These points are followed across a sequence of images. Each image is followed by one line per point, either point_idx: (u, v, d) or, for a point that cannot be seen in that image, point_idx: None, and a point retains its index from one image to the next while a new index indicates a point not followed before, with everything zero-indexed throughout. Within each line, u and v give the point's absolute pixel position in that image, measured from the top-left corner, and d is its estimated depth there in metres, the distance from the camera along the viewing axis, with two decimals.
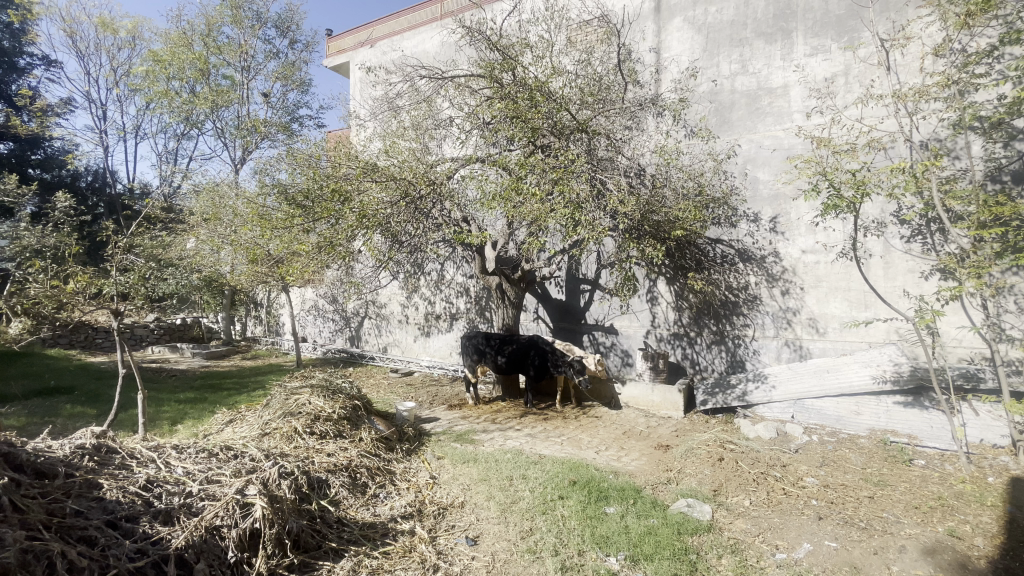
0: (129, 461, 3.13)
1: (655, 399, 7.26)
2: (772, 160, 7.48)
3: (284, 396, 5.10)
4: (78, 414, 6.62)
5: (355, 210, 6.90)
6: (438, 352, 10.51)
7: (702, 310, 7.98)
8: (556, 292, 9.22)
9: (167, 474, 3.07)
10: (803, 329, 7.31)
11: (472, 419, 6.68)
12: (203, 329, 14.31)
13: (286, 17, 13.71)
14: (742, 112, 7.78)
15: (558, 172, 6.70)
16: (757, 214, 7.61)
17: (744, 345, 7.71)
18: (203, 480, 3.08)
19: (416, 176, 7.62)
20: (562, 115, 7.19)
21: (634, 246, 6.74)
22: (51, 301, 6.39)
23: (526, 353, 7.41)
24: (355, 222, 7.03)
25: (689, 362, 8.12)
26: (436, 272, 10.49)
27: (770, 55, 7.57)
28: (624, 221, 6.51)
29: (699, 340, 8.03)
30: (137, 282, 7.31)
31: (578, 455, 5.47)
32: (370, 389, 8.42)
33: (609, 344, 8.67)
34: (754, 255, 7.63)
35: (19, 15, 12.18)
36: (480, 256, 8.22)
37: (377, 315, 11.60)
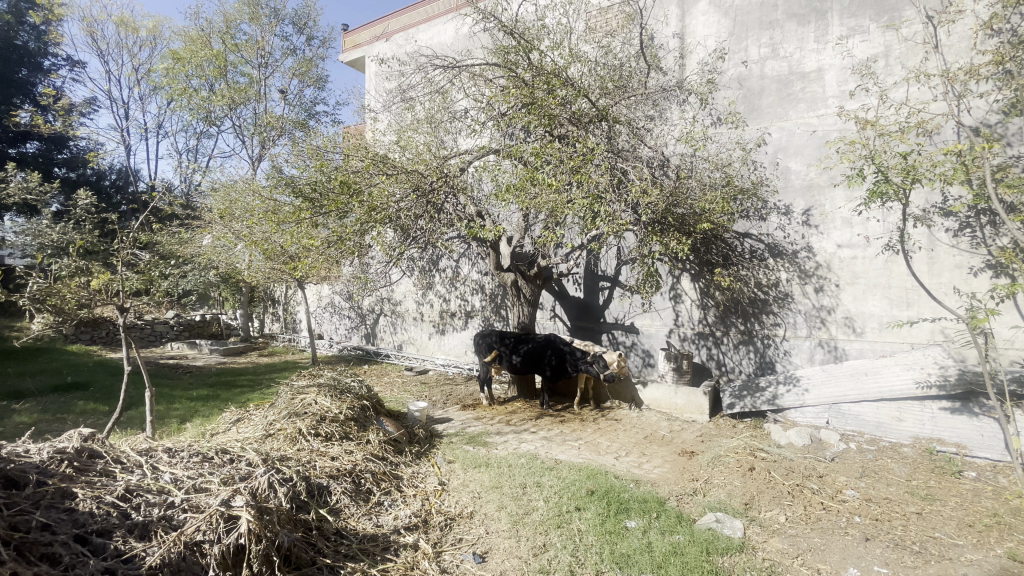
0: (112, 468, 2.97)
1: (679, 402, 6.90)
2: (805, 149, 7.02)
3: (290, 395, 4.90)
4: (90, 411, 6.59)
5: (364, 203, 6.82)
6: (452, 351, 10.30)
7: (729, 308, 7.55)
8: (575, 289, 8.89)
9: (150, 482, 2.90)
10: (838, 328, 6.85)
11: (485, 420, 6.42)
12: (222, 325, 14.31)
13: (303, 13, 13.62)
14: (772, 99, 7.33)
15: (576, 163, 6.39)
16: (789, 207, 7.16)
17: (774, 345, 7.28)
18: (188, 489, 2.91)
19: (428, 168, 7.53)
20: (579, 103, 6.86)
21: (656, 240, 6.39)
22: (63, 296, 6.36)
23: (542, 353, 7.11)
24: (365, 216, 6.95)
25: (715, 363, 7.70)
26: (451, 268, 10.28)
27: (803, 38, 7.10)
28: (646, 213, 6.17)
29: (726, 340, 7.61)
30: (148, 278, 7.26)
31: (596, 460, 5.16)
32: (383, 388, 8.24)
33: (630, 344, 8.30)
34: (785, 250, 7.18)
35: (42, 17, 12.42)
36: (495, 251, 7.96)
37: (392, 312, 11.45)
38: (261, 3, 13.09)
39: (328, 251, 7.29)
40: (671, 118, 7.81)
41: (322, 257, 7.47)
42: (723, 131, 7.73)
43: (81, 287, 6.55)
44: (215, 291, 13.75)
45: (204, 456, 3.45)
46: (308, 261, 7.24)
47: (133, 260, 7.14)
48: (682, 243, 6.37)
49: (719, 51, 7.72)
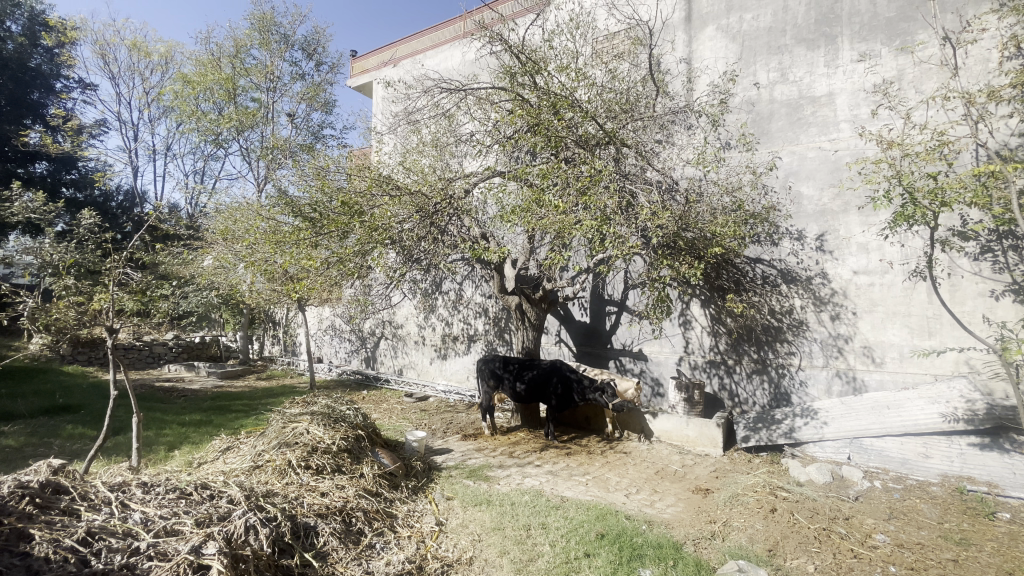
0: (77, 505, 2.73)
1: (691, 434, 6.57)
2: (818, 173, 6.89)
3: (281, 424, 4.64)
4: (77, 436, 6.33)
5: (364, 222, 6.72)
6: (454, 376, 10.01)
7: (741, 335, 7.28)
8: (581, 314, 8.66)
9: (116, 523, 2.66)
10: (856, 358, 6.57)
11: (487, 451, 6.12)
12: (221, 348, 14.12)
13: (312, 39, 13.86)
14: (782, 123, 7.24)
15: (583, 184, 6.26)
16: (801, 232, 6.98)
17: (789, 375, 6.98)
18: (158, 532, 2.67)
19: (433, 190, 7.46)
20: (587, 125, 6.79)
21: (666, 264, 6.20)
22: (54, 316, 6.18)
23: (547, 380, 6.83)
24: (365, 236, 6.84)
25: (727, 393, 7.39)
26: (455, 291, 10.10)
27: (812, 63, 7.05)
28: (655, 236, 6.00)
29: (739, 369, 7.32)
30: (141, 298, 7.07)
31: (605, 498, 4.85)
32: (382, 415, 7.95)
33: (638, 372, 8.01)
34: (799, 276, 6.96)
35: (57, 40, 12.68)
36: (499, 274, 7.77)
37: (393, 335, 11.22)
38: (271, 29, 13.34)
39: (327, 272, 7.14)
40: (678, 141, 7.72)
41: (321, 277, 7.32)
42: (733, 155, 7.62)
43: (73, 307, 6.37)
44: (216, 312, 13.60)
45: (182, 492, 3.19)
46: (308, 283, 7.09)
47: (125, 279, 6.97)
48: (693, 267, 6.17)
49: (727, 76, 7.68)
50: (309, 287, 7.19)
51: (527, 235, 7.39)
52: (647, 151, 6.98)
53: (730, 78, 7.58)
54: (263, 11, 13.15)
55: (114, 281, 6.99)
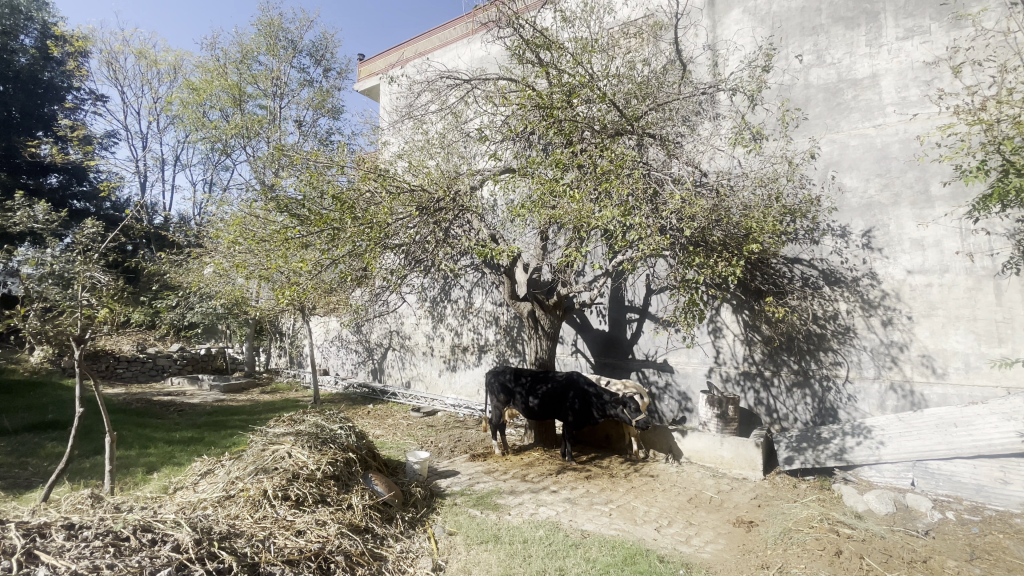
0: None
1: (726, 455, 5.89)
2: (863, 162, 6.20)
3: (261, 447, 4.09)
4: (55, 455, 5.87)
5: (352, 218, 6.17)
6: (464, 389, 9.40)
7: (778, 343, 6.53)
8: (599, 321, 7.97)
9: None
10: (913, 369, 5.80)
11: (498, 475, 5.48)
12: (227, 360, 13.71)
13: (320, 45, 13.62)
14: (819, 109, 6.56)
15: (600, 175, 5.67)
16: (845, 228, 6.27)
17: (835, 388, 6.22)
18: None
19: (438, 185, 6.97)
20: (604, 114, 6.24)
21: (697, 264, 5.55)
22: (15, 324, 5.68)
23: (563, 395, 6.16)
24: (355, 234, 6.34)
25: (765, 408, 6.63)
26: (464, 299, 9.54)
27: (852, 42, 6.40)
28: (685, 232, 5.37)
29: (777, 381, 6.57)
30: (111, 304, 6.55)
31: (631, 533, 4.18)
32: (386, 432, 7.37)
33: (664, 385, 7.28)
34: (844, 277, 6.23)
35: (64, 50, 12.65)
36: (510, 279, 7.17)
37: (400, 346, 10.67)
38: (278, 34, 13.07)
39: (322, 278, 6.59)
40: (705, 132, 7.06)
41: (314, 282, 6.78)
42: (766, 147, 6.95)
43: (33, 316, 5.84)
44: (222, 323, 13.24)
45: (115, 539, 2.67)
46: (303, 289, 6.52)
47: (98, 285, 6.47)
48: (728, 265, 5.48)
49: (757, 59, 7.03)
50: (300, 293, 6.66)
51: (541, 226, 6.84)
52: (670, 141, 6.37)
53: (760, 61, 6.91)
54: (270, 17, 12.92)
55: (83, 285, 6.48)
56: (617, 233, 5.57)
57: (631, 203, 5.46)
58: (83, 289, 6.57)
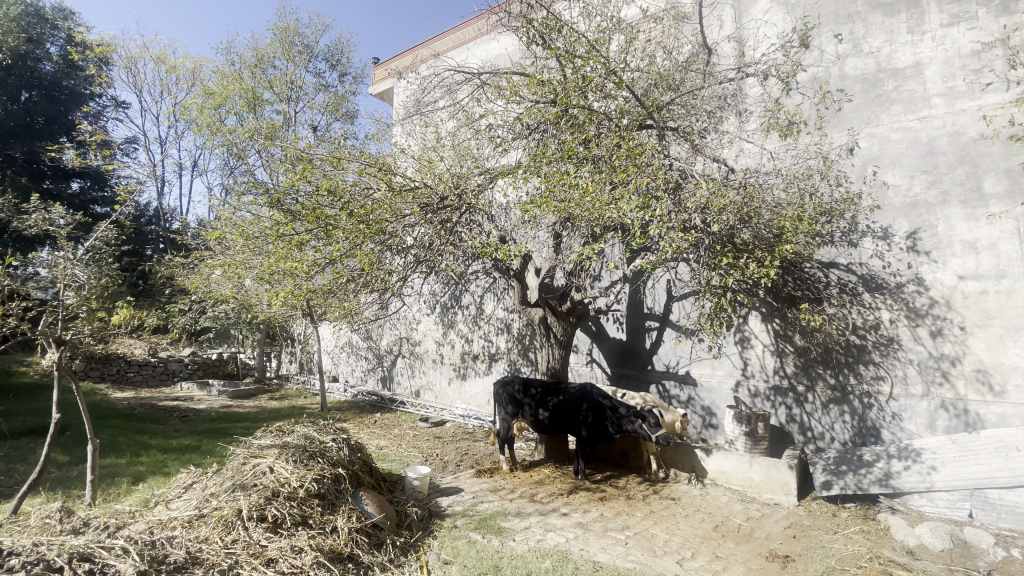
0: None
1: (755, 477, 5.38)
2: (907, 157, 5.64)
3: (242, 460, 3.78)
4: (47, 461, 5.67)
5: (346, 213, 5.84)
6: (474, 399, 9.01)
7: (813, 355, 5.96)
8: (615, 329, 7.44)
9: None
10: (966, 385, 5.20)
11: (504, 494, 5.06)
12: (238, 365, 13.56)
13: (336, 50, 13.55)
14: (857, 102, 6.01)
15: (616, 173, 5.27)
16: (887, 230, 5.71)
17: (877, 406, 5.64)
18: None
19: (444, 183, 6.61)
20: (620, 109, 5.86)
21: (723, 267, 5.06)
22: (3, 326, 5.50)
23: (577, 408, 5.69)
24: (350, 230, 6.02)
25: (799, 426, 6.06)
26: (475, 305, 9.18)
27: (892, 30, 5.88)
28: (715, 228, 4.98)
29: (812, 397, 5.99)
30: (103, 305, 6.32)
31: (650, 566, 3.70)
32: (389, 444, 7.02)
33: (686, 399, 6.70)
34: (886, 283, 5.66)
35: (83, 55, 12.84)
36: (521, 283, 6.72)
37: (410, 353, 10.34)
38: (293, 39, 13.02)
39: (316, 278, 6.24)
40: (731, 127, 6.59)
41: (311, 283, 6.45)
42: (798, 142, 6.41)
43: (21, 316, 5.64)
44: (234, 328, 13.13)
45: (47, 569, 2.59)
46: (301, 291, 6.21)
47: (77, 281, 6.28)
48: (757, 267, 4.99)
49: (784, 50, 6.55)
50: (295, 295, 6.35)
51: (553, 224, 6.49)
52: (692, 136, 5.93)
53: (790, 50, 6.42)
54: (287, 22, 12.91)
55: (77, 286, 6.28)
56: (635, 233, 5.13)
57: (649, 198, 5.03)
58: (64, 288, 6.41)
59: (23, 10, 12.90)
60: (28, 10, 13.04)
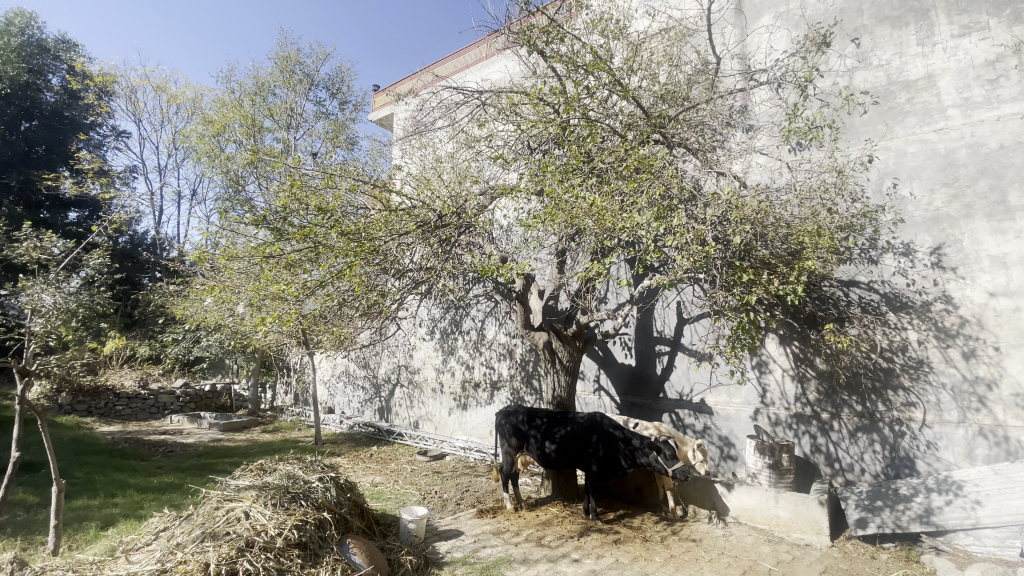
0: None
1: (782, 515, 4.92)
2: (926, 170, 5.40)
3: (215, 505, 3.38)
4: (13, 503, 5.24)
5: (336, 231, 5.52)
6: (476, 430, 8.56)
7: (837, 380, 5.57)
8: (624, 355, 7.07)
9: None
10: (1006, 411, 4.80)
11: (508, 537, 4.61)
12: (231, 397, 13.11)
13: (336, 78, 13.54)
14: (869, 115, 5.81)
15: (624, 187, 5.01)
16: (908, 246, 5.41)
17: (909, 434, 5.23)
18: None
19: (442, 204, 6.36)
20: (625, 124, 5.66)
21: (740, 285, 4.75)
22: None
23: (586, 440, 5.27)
24: (340, 248, 5.70)
25: (825, 457, 5.62)
26: (476, 331, 8.84)
27: (901, 42, 5.75)
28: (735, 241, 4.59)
29: (837, 425, 5.58)
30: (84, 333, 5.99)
31: None
32: (385, 481, 6.57)
33: (701, 429, 6.27)
34: (912, 301, 5.33)
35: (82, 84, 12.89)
36: (523, 306, 6.41)
37: (409, 382, 9.93)
38: (294, 68, 13.06)
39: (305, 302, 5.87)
40: (739, 143, 6.37)
41: (299, 306, 6.09)
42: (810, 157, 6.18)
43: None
44: (228, 358, 12.74)
45: None
46: (288, 314, 5.85)
47: (47, 311, 6.00)
48: (780, 283, 4.66)
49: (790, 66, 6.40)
50: (282, 319, 5.97)
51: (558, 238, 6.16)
52: (700, 152, 5.72)
53: (796, 64, 6.25)
54: (288, 52, 12.98)
55: (56, 313, 5.96)
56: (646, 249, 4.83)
57: (663, 209, 4.74)
58: (39, 315, 6.09)
59: (24, 42, 13.02)
60: (31, 42, 13.16)
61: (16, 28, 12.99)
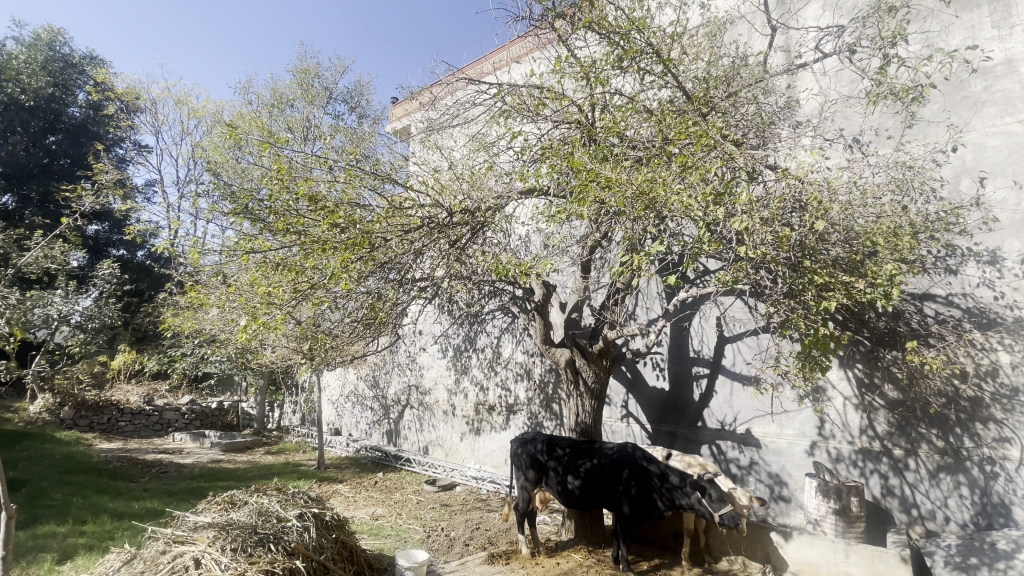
0: None
1: (854, 572, 4.08)
2: (1014, 165, 4.64)
3: (161, 548, 2.78)
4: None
5: (326, 222, 4.90)
6: (489, 459, 7.83)
7: (911, 408, 4.73)
8: (656, 377, 6.31)
9: None
10: None
11: None
12: (238, 416, 12.63)
13: (355, 92, 13.32)
14: (939, 106, 5.10)
15: (668, 165, 4.26)
16: (994, 253, 4.63)
17: (1006, 476, 4.33)
18: None
19: (454, 204, 5.73)
20: (659, 106, 4.98)
21: (801, 293, 4.00)
22: None
23: (615, 476, 4.54)
24: (331, 241, 5.05)
25: (899, 502, 4.73)
26: (491, 349, 8.19)
27: (974, 24, 5.07)
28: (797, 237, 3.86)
29: (913, 463, 4.70)
30: None
31: None
32: (387, 515, 5.89)
33: (746, 464, 5.45)
34: (1001, 318, 4.52)
35: (103, 95, 13.03)
36: (543, 319, 5.73)
37: (419, 404, 9.28)
38: (313, 81, 12.92)
39: (295, 306, 5.25)
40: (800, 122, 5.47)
41: (290, 312, 5.47)
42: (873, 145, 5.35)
43: None
44: (237, 375, 12.30)
45: None
46: (273, 319, 5.21)
47: None
48: (869, 283, 3.84)
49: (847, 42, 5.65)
50: (270, 326, 5.36)
51: (583, 243, 5.51)
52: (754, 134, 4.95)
53: (866, 35, 5.47)
54: (308, 65, 12.87)
55: None
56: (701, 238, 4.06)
57: (728, 183, 3.99)
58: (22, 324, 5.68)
59: (52, 56, 13.42)
60: (57, 57, 13.54)
61: (43, 43, 13.44)
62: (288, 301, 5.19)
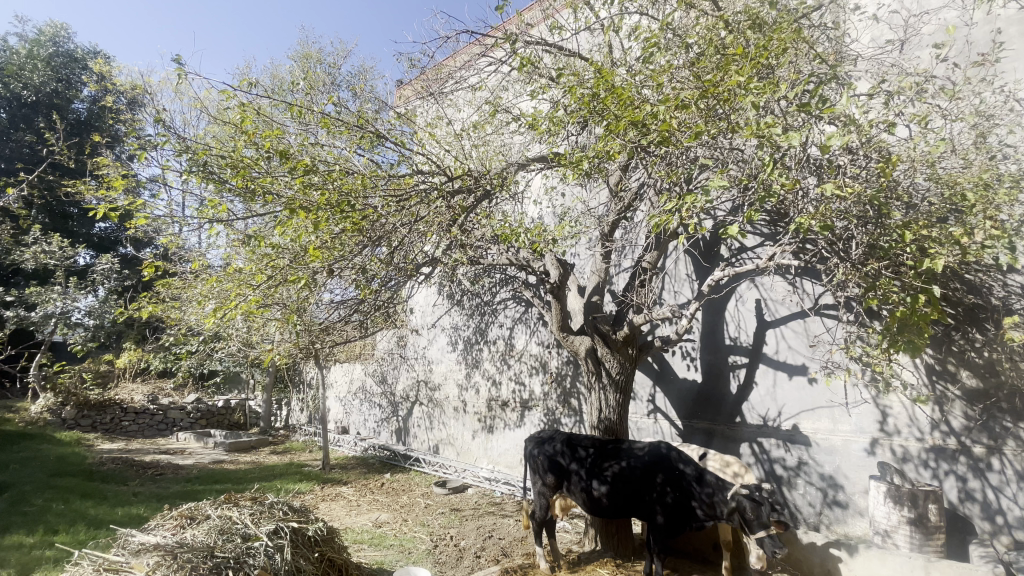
0: None
1: None
2: None
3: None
4: None
5: (294, 177, 4.08)
6: (503, 458, 7.27)
7: (996, 399, 3.96)
8: (686, 368, 5.68)
9: None
10: None
11: None
12: (245, 415, 12.25)
13: (359, 76, 12.81)
14: None
15: (722, 87, 3.48)
16: None
17: None
18: None
19: (452, 169, 5.02)
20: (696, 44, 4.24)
21: (871, 263, 3.32)
22: None
23: (648, 482, 3.92)
24: (300, 201, 4.21)
25: (980, 507, 3.97)
26: (504, 340, 7.61)
27: None
28: (873, 189, 3.16)
29: (998, 463, 3.93)
30: None
31: None
32: (392, 520, 5.40)
33: (794, 465, 4.78)
34: None
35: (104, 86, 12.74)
36: (560, 303, 5.09)
37: (428, 400, 8.75)
38: (314, 66, 12.45)
39: (270, 288, 4.44)
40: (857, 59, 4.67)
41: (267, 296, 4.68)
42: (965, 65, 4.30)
43: None
44: (242, 372, 11.90)
45: None
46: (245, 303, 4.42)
47: None
48: (975, 237, 3.04)
49: None
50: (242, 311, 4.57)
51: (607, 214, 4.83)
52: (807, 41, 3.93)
53: None
54: (310, 51, 12.51)
55: None
56: (767, 181, 3.30)
57: (816, 91, 3.21)
58: None
59: (54, 51, 13.23)
60: (60, 51, 13.34)
61: (45, 36, 13.24)
62: (260, 281, 4.40)
